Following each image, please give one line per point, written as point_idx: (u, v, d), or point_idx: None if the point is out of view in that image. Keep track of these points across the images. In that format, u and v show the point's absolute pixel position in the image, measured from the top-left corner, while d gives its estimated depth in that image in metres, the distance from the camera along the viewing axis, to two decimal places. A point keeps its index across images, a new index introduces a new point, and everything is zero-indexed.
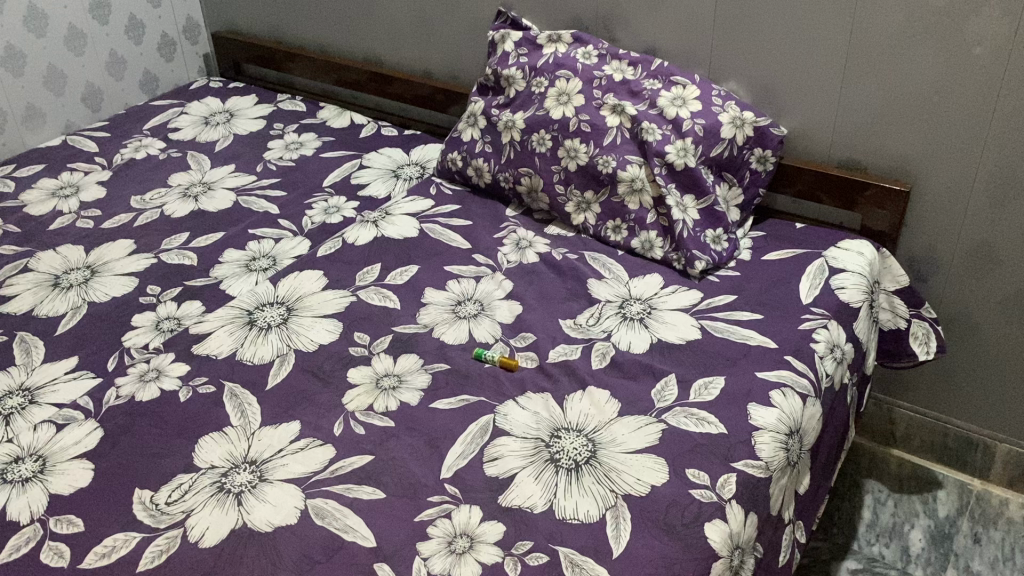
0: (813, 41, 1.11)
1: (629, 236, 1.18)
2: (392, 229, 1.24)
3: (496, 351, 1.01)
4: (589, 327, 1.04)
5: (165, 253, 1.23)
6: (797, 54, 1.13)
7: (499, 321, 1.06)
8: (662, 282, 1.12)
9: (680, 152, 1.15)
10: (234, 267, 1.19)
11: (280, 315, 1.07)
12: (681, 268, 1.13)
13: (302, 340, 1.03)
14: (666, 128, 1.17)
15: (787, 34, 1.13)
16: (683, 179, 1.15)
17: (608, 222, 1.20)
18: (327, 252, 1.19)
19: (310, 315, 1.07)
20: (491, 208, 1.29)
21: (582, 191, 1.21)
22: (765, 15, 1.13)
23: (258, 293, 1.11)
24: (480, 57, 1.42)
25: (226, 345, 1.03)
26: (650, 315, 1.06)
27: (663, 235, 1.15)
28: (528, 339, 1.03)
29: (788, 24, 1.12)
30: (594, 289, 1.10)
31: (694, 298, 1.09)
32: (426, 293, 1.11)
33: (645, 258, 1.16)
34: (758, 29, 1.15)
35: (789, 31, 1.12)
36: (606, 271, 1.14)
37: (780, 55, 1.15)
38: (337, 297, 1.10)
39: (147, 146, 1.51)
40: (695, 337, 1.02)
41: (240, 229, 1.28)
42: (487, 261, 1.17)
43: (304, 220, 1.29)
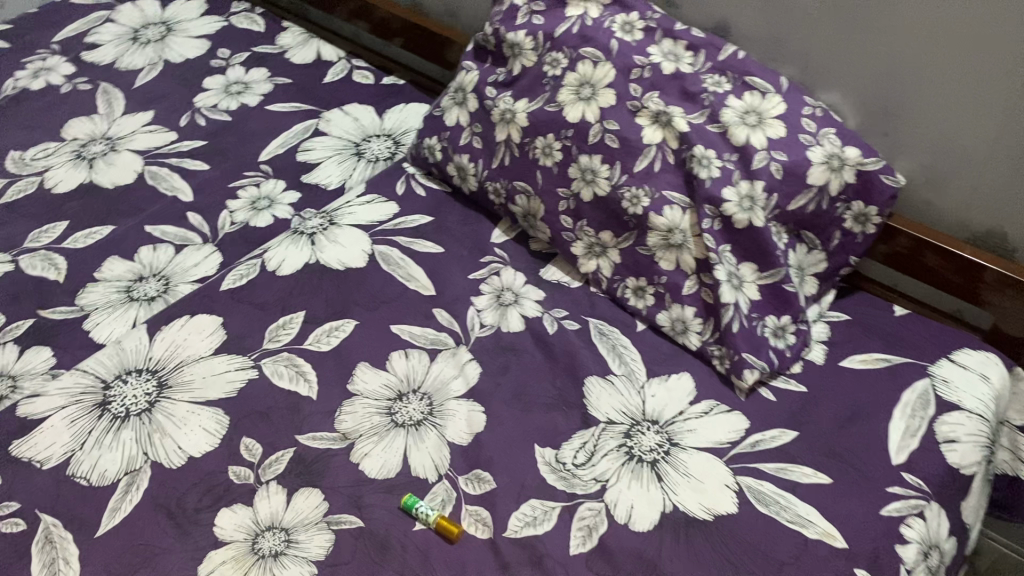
0: (958, 64, 0.72)
1: (655, 307, 0.83)
2: (331, 252, 0.90)
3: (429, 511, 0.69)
4: (576, 472, 0.72)
5: (27, 254, 0.91)
6: (929, 77, 0.74)
7: (449, 441, 0.74)
8: (692, 391, 0.78)
9: (743, 201, 0.78)
10: (111, 293, 0.87)
11: (146, 394, 0.76)
12: (723, 371, 0.79)
13: (165, 447, 0.73)
14: (728, 158, 0.79)
15: (917, 47, 0.73)
16: (743, 241, 0.79)
17: (628, 279, 0.85)
18: (234, 285, 0.86)
19: (187, 400, 0.76)
20: (473, 226, 0.94)
21: (596, 230, 0.86)
22: (889, 15, 0.73)
23: (125, 350, 0.80)
24: (482, 4, 1.04)
25: (59, 445, 0.72)
26: (668, 455, 0.73)
27: (704, 316, 0.81)
28: (485, 485, 0.71)
29: (923, 33, 0.72)
30: (593, 396, 0.77)
31: (734, 428, 0.76)
32: (355, 373, 0.79)
33: (673, 342, 0.83)
34: (877, 31, 0.75)
35: (932, 44, 0.72)
36: (615, 362, 0.80)
37: (905, 74, 0.76)
38: (233, 369, 0.79)
39: (51, 69, 1.16)
40: (727, 512, 0.69)
41: (134, 224, 0.95)
42: (452, 323, 0.83)
43: (221, 218, 0.96)
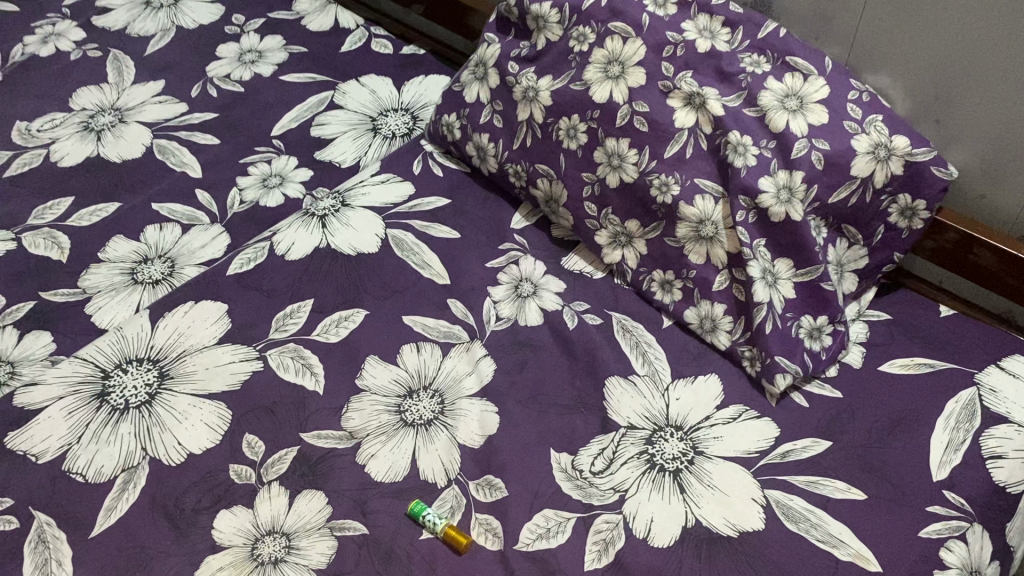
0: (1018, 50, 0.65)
1: (682, 303, 0.79)
2: (342, 235, 0.85)
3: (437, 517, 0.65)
4: (593, 480, 0.68)
5: (30, 231, 0.88)
6: (987, 63, 0.68)
7: (460, 443, 0.70)
8: (719, 395, 0.74)
9: (781, 193, 0.73)
10: (114, 275, 0.84)
11: (146, 386, 0.73)
12: (754, 373, 0.74)
13: (165, 443, 0.70)
14: (765, 145, 0.74)
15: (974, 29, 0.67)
16: (779, 235, 0.74)
17: (654, 272, 0.80)
18: (240, 269, 0.83)
19: (189, 393, 0.73)
20: (492, 210, 0.89)
21: (622, 219, 0.81)
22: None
23: (127, 337, 0.77)
24: None
25: (55, 438, 0.70)
26: (692, 463, 0.69)
27: (735, 314, 0.76)
28: (497, 492, 0.67)
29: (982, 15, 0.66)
30: (614, 398, 0.73)
31: (763, 437, 0.71)
32: (364, 367, 0.75)
33: (701, 340, 0.78)
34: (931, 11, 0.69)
35: (986, 23, 0.66)
36: (639, 361, 0.76)
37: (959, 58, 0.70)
38: (237, 360, 0.75)
39: (60, 35, 1.12)
40: (753, 528, 0.65)
41: (140, 201, 0.91)
42: (467, 315, 0.79)
43: (230, 196, 0.92)
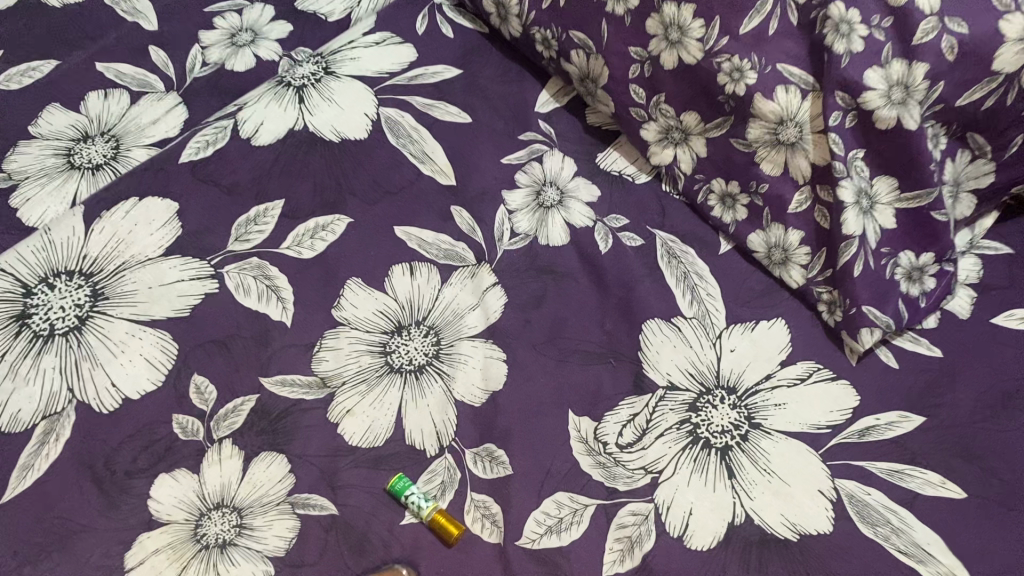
0: None
1: (747, 225, 0.62)
2: (324, 115, 0.68)
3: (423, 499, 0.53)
4: (619, 459, 0.54)
5: None
6: None
7: (456, 399, 0.57)
8: (785, 347, 0.59)
9: (894, 91, 0.52)
10: (45, 156, 0.68)
11: (76, 309, 0.59)
12: (832, 323, 0.59)
13: (95, 384, 0.57)
14: (878, 23, 0.52)
15: None
16: (884, 145, 0.54)
17: (714, 182, 0.63)
18: (196, 156, 0.67)
19: (127, 318, 0.59)
20: (514, 87, 0.71)
21: (678, 110, 0.62)
22: None
23: (54, 243, 0.62)
24: None
25: None
26: (745, 440, 0.55)
27: (814, 245, 0.59)
28: (498, 469, 0.55)
29: None
30: (652, 349, 0.58)
31: (837, 407, 0.56)
32: (343, 293, 0.61)
33: (767, 274, 0.62)
34: None
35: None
36: (686, 299, 0.60)
37: None
38: (186, 279, 0.61)
39: None
40: (817, 531, 0.52)
41: (82, 60, 0.74)
42: (474, 230, 0.64)
43: (191, 56, 0.75)
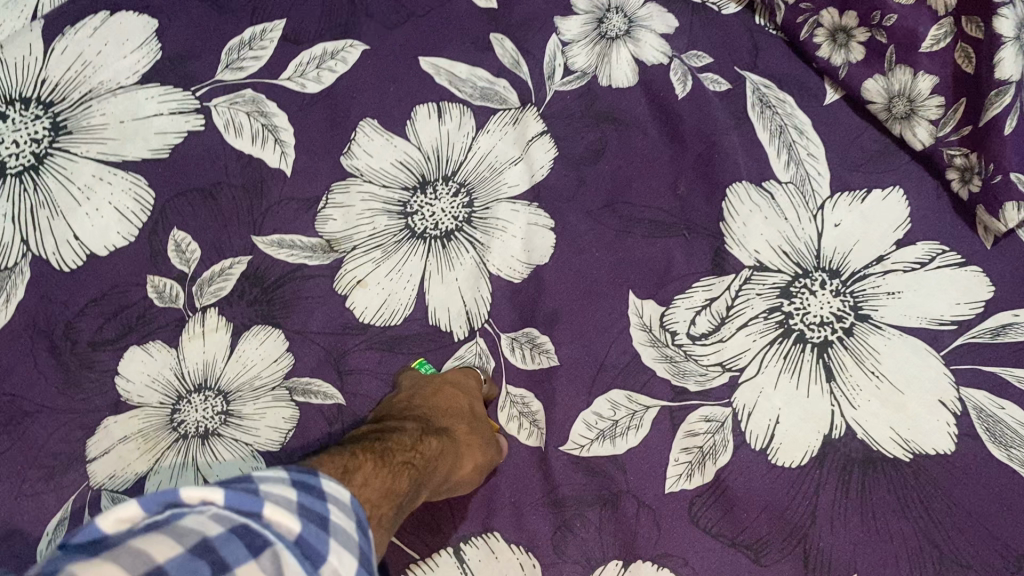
0: None
1: (863, 68, 0.48)
2: None
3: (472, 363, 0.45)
4: (689, 353, 0.44)
5: None
6: None
7: (491, 273, 0.46)
8: (906, 222, 0.47)
9: None
10: None
11: (32, 145, 0.49)
12: (965, 197, 0.46)
13: (55, 236, 0.47)
14: None
15: None
16: None
17: (824, 14, 0.49)
18: None
19: (93, 158, 0.49)
20: None
21: None
22: None
23: (7, 63, 0.51)
24: None
25: None
26: (848, 335, 0.44)
27: (951, 95, 0.45)
28: (541, 358, 0.45)
29: None
30: (737, 219, 0.47)
31: (968, 296, 0.45)
32: (355, 136, 0.49)
33: (883, 132, 0.49)
34: None
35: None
36: (780, 159, 0.48)
37: None
38: (164, 114, 0.50)
39: None
40: (935, 450, 0.42)
41: None
42: (519, 65, 0.51)
43: None
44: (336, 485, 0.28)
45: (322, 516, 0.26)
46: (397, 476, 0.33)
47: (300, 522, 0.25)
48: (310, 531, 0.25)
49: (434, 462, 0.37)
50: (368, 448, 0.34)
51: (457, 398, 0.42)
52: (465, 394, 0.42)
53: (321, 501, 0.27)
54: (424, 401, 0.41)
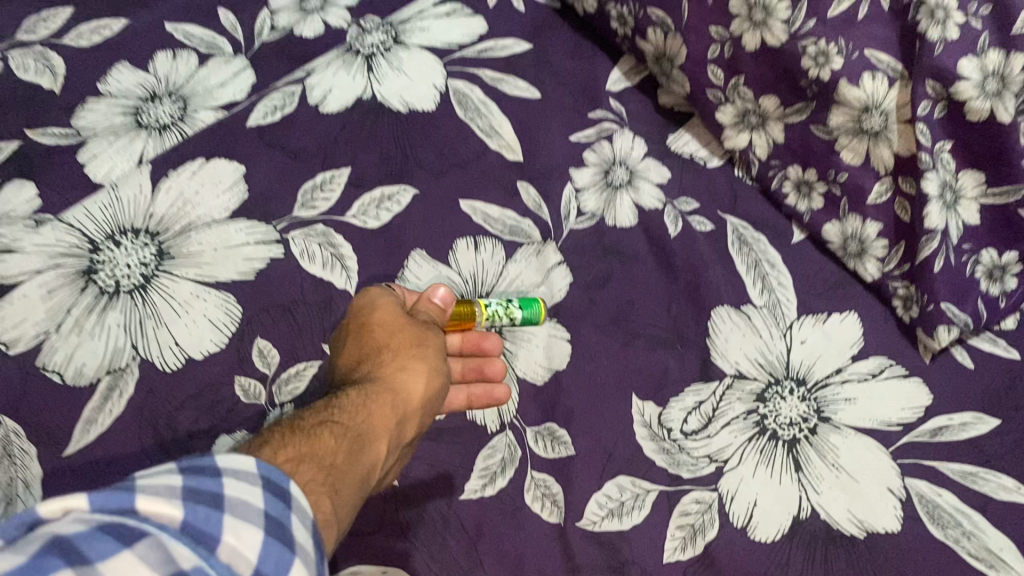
0: None
1: (822, 215, 0.60)
2: (393, 84, 0.67)
3: (506, 321, 0.57)
4: (684, 446, 0.54)
5: (18, 48, 0.72)
6: None
7: (519, 376, 0.57)
8: (860, 340, 0.57)
9: (989, 83, 0.51)
10: (114, 114, 0.69)
11: (142, 267, 0.60)
12: (907, 320, 0.57)
13: (159, 343, 0.57)
14: (976, 11, 0.51)
15: None
16: (975, 139, 0.53)
17: (791, 169, 0.61)
18: (263, 122, 0.66)
19: (192, 279, 0.59)
20: (585, 64, 0.69)
21: (757, 93, 0.60)
22: None
23: (121, 200, 0.62)
24: None
25: (30, 324, 0.57)
26: (813, 433, 0.54)
27: (893, 238, 0.57)
28: (560, 448, 0.54)
29: None
30: (721, 336, 0.57)
31: (911, 404, 0.55)
32: (406, 263, 0.61)
33: (840, 266, 0.60)
34: None
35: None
36: (757, 287, 0.59)
37: None
38: (251, 244, 0.61)
39: None
40: (885, 529, 0.51)
41: (150, 19, 0.74)
42: (541, 207, 0.62)
43: (259, 17, 0.73)
44: (226, 460, 0.37)
45: (200, 501, 0.34)
46: (314, 436, 0.42)
47: (181, 510, 0.33)
48: (190, 514, 0.33)
49: (357, 412, 0.46)
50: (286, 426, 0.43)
51: (372, 327, 0.53)
52: (379, 317, 0.53)
53: (205, 479, 0.35)
54: (356, 349, 0.53)
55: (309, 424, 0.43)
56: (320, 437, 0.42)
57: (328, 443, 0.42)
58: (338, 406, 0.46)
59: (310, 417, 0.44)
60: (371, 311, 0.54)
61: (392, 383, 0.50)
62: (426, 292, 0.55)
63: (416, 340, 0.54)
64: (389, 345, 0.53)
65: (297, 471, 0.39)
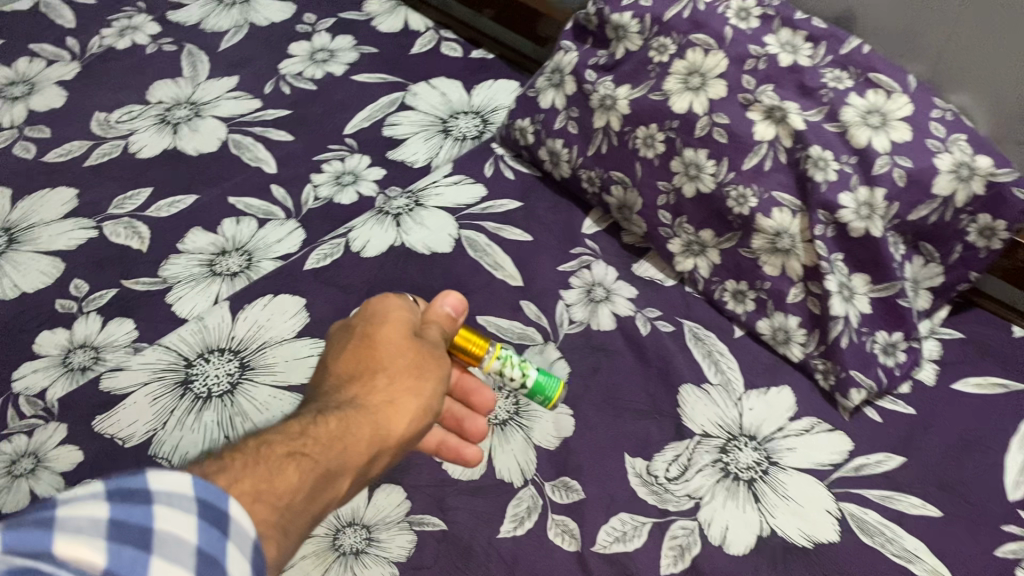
0: None
1: (756, 314, 0.79)
2: (418, 235, 0.87)
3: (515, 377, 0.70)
4: (668, 487, 0.69)
5: (111, 219, 0.90)
6: None
7: (535, 444, 0.72)
8: (794, 405, 0.75)
9: (861, 209, 0.72)
10: (193, 265, 0.86)
11: (229, 375, 0.75)
12: (827, 387, 0.75)
13: (247, 432, 0.71)
14: (846, 160, 0.72)
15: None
16: (858, 250, 0.73)
17: (727, 282, 0.81)
18: (318, 264, 0.84)
19: (269, 383, 0.74)
20: (563, 216, 0.90)
21: (697, 228, 0.81)
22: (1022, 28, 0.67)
23: (208, 327, 0.78)
24: None
25: (141, 423, 0.71)
26: (767, 474, 0.69)
27: (809, 327, 0.76)
28: (573, 494, 0.68)
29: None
30: (688, 405, 0.74)
31: (839, 450, 0.71)
32: None
33: (773, 352, 0.79)
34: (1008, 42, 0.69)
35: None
36: (711, 370, 0.77)
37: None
38: (316, 354, 0.77)
39: (136, 28, 1.15)
40: (828, 539, 0.66)
41: (218, 195, 0.93)
42: (540, 318, 0.80)
43: (307, 191, 0.94)
44: (157, 491, 0.44)
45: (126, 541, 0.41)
46: (279, 468, 0.52)
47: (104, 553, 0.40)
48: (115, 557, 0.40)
49: (324, 447, 0.56)
50: (268, 448, 0.53)
51: (377, 352, 0.64)
52: (386, 344, 0.64)
53: (131, 513, 0.42)
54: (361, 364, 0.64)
55: (280, 454, 0.53)
56: (285, 473, 0.52)
57: (289, 478, 0.52)
58: (310, 437, 0.56)
59: (284, 443, 0.54)
60: (379, 338, 0.65)
61: (372, 417, 0.60)
62: (440, 301, 0.69)
63: (409, 375, 0.64)
64: (384, 371, 0.63)
65: (254, 499, 0.49)
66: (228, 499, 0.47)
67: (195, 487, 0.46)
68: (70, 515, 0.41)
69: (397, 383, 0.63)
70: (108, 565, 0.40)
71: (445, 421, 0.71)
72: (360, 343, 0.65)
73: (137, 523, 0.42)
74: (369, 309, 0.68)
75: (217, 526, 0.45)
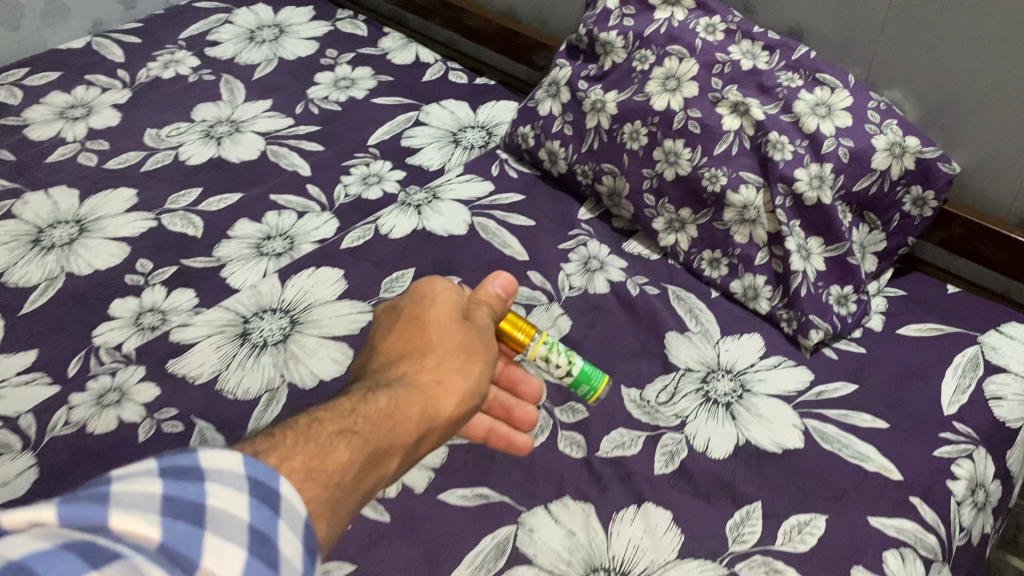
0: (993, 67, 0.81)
1: (729, 277, 0.93)
2: (436, 221, 1.00)
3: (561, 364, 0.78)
4: (658, 408, 0.81)
5: (167, 213, 1.03)
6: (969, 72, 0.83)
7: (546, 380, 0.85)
8: (763, 348, 0.88)
9: (814, 181, 0.86)
10: (242, 247, 0.99)
11: (281, 328, 0.87)
12: (790, 332, 0.88)
13: (299, 371, 0.83)
14: (799, 143, 0.87)
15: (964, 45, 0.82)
16: (811, 217, 0.88)
17: (704, 252, 0.95)
18: (353, 243, 0.98)
19: (316, 334, 0.86)
20: (561, 206, 1.04)
21: (677, 207, 0.95)
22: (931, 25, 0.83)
23: (261, 292, 0.91)
24: (570, 21, 1.18)
25: (207, 365, 0.83)
26: (741, 399, 0.82)
27: (774, 284, 0.90)
28: (578, 414, 0.81)
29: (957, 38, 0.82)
30: (673, 347, 0.87)
31: (801, 380, 0.84)
32: None
33: (745, 307, 0.92)
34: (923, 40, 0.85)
35: (988, 19, 0.78)
36: (692, 322, 0.90)
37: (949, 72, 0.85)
38: (354, 311, 0.89)
39: (178, 62, 1.30)
40: (794, 446, 0.78)
41: (260, 193, 1.07)
42: (545, 283, 0.94)
43: (338, 189, 1.08)
44: (210, 466, 0.45)
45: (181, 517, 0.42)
46: (335, 441, 0.54)
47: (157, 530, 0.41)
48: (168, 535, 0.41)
49: (375, 425, 0.59)
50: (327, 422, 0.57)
51: (427, 330, 0.71)
52: (438, 329, 0.71)
53: (183, 489, 0.43)
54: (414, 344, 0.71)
55: (337, 428, 0.56)
56: (339, 446, 0.54)
57: (343, 454, 0.54)
58: (362, 413, 0.60)
59: (339, 419, 0.58)
60: (431, 318, 0.72)
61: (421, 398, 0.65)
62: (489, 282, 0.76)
63: (456, 359, 0.70)
64: (433, 351, 0.69)
65: (310, 463, 0.51)
66: (279, 477, 0.47)
67: (246, 466, 0.46)
68: (123, 491, 0.41)
69: (444, 364, 0.69)
70: (165, 540, 0.40)
71: (495, 411, 0.78)
72: (412, 326, 0.72)
73: (188, 499, 0.43)
74: (417, 291, 0.75)
75: (268, 504, 0.45)
